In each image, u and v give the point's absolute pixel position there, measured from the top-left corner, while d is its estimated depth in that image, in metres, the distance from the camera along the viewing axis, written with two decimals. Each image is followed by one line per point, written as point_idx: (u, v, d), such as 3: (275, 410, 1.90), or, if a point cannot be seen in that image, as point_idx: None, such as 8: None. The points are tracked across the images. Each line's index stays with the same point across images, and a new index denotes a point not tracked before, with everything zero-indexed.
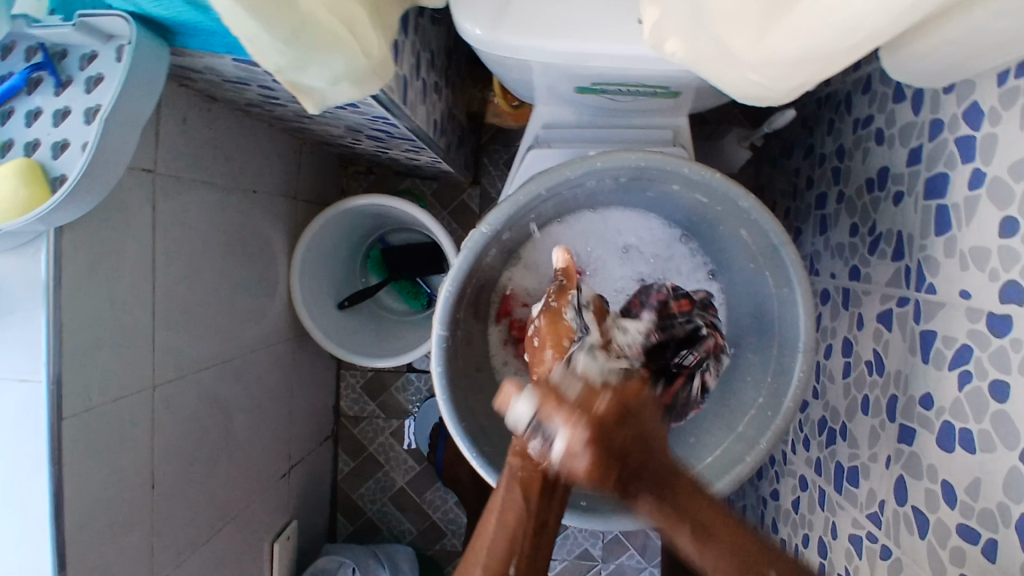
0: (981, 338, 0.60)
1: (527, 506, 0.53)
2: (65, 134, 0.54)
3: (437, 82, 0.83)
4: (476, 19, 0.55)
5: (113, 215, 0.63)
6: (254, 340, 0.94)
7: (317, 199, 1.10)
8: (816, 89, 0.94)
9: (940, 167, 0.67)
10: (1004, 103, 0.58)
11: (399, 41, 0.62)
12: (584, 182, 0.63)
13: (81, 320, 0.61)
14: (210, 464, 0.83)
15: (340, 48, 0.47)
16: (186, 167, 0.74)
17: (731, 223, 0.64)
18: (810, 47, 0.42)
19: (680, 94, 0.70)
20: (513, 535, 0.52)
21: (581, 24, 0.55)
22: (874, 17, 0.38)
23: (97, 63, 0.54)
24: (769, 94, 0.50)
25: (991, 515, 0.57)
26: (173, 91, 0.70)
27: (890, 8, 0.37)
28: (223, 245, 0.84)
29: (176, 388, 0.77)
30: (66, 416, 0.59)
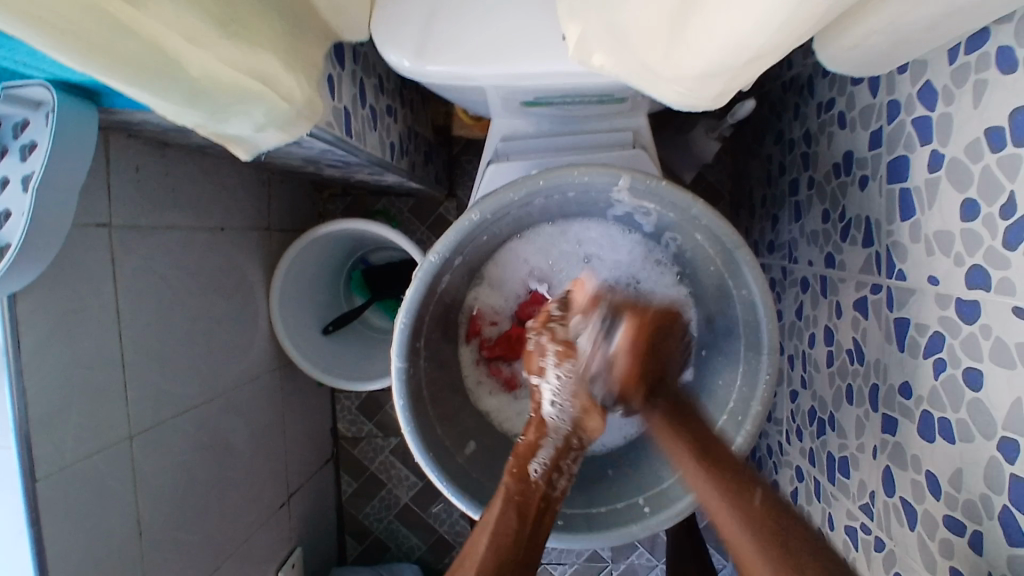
0: (952, 324, 0.58)
1: (517, 523, 0.55)
2: (4, 203, 0.53)
3: (389, 105, 0.82)
4: (401, 51, 0.55)
5: (68, 273, 0.63)
6: (237, 375, 0.94)
7: (292, 226, 1.10)
8: (779, 73, 0.92)
9: (900, 150, 0.65)
10: (955, 82, 0.56)
11: (333, 75, 0.62)
12: (533, 201, 0.62)
13: (47, 382, 0.61)
14: (201, 505, 0.84)
15: (253, 100, 0.46)
16: (144, 215, 0.74)
17: (686, 228, 0.62)
18: (715, 63, 0.41)
19: (627, 99, 0.68)
20: (503, 547, 0.53)
21: (507, 45, 0.54)
22: (764, 35, 0.36)
23: (30, 130, 0.54)
24: (699, 105, 0.48)
25: (975, 506, 0.55)
26: (121, 142, 0.70)
27: (776, 26, 0.35)
28: (194, 286, 0.84)
29: (156, 434, 0.77)
30: (40, 479, 0.60)
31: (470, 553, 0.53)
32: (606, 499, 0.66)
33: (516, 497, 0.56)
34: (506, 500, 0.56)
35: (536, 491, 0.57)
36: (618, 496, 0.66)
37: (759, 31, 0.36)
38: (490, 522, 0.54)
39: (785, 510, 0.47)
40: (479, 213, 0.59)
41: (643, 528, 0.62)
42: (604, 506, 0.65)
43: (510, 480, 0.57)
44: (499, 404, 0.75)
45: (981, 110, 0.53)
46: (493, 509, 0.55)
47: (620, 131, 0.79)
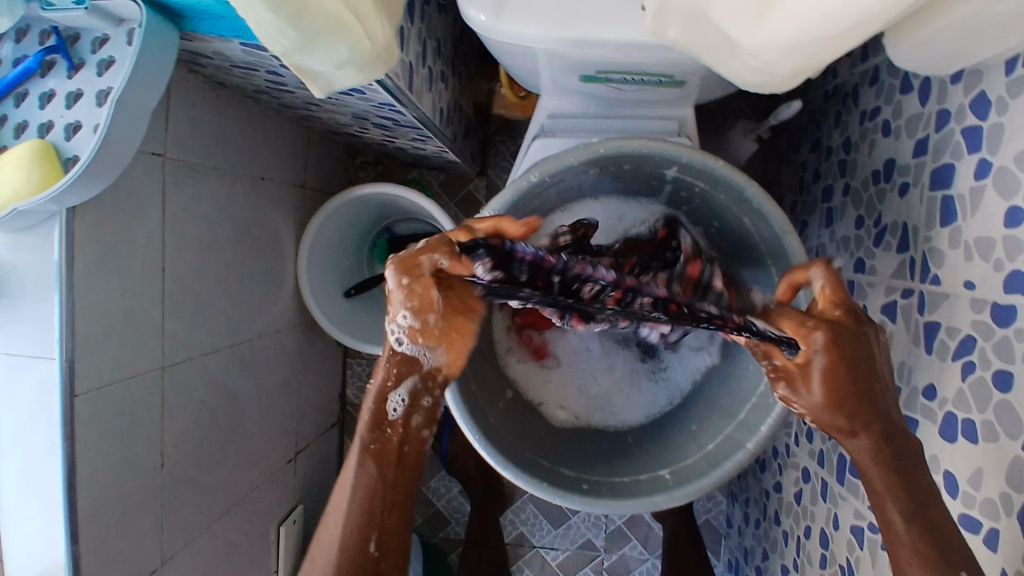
0: (984, 328, 0.59)
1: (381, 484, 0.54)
2: (76, 116, 0.55)
3: (443, 71, 0.83)
4: (481, 6, 0.56)
5: (124, 196, 0.64)
6: (262, 326, 0.95)
7: (325, 187, 1.11)
8: (823, 81, 0.93)
9: (946, 158, 0.67)
10: (1011, 93, 0.58)
11: (405, 27, 0.63)
12: (588, 170, 0.63)
13: (93, 299, 0.62)
14: (219, 447, 0.84)
15: (344, 34, 0.47)
16: (195, 152, 0.75)
17: (734, 213, 0.64)
18: (801, 39, 0.42)
19: (685, 84, 0.70)
20: (368, 518, 0.53)
21: (585, 11, 0.55)
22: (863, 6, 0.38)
23: (109, 46, 0.55)
24: (769, 85, 0.50)
25: (993, 504, 0.57)
26: (184, 77, 0.71)
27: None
28: (232, 231, 0.85)
29: (184, 371, 0.77)
30: (78, 395, 0.60)
31: (330, 525, 0.54)
32: (629, 471, 0.66)
33: (384, 458, 0.54)
34: (377, 465, 0.54)
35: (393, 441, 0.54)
36: (643, 470, 0.66)
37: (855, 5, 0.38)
38: (352, 489, 0.54)
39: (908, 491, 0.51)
40: (538, 174, 0.61)
41: (667, 498, 0.62)
42: (626, 478, 0.65)
43: (373, 443, 0.54)
44: (526, 372, 0.75)
45: None
46: (353, 470, 0.54)
47: (667, 120, 0.81)
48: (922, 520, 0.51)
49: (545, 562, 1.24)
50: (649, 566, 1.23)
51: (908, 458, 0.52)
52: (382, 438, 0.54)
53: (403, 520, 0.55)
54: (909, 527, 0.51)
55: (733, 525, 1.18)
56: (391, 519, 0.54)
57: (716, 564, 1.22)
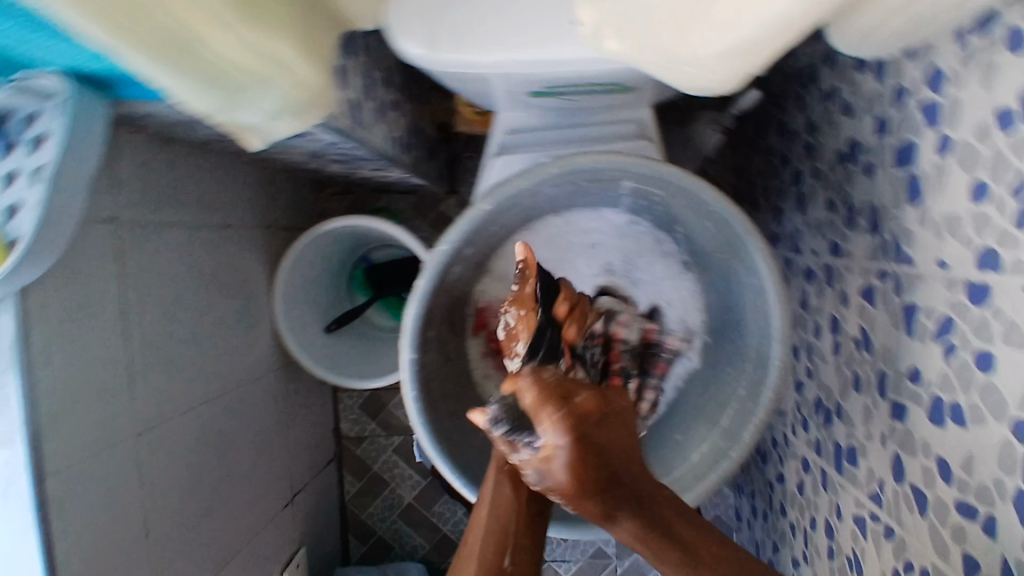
0: (962, 308, 0.58)
1: (514, 499, 0.55)
2: (14, 197, 0.53)
3: (395, 99, 0.82)
4: (415, 38, 0.54)
5: (76, 267, 0.63)
6: (241, 373, 0.93)
7: (294, 223, 1.10)
8: (782, 65, 0.92)
9: (907, 137, 0.65)
10: (962, 66, 0.57)
11: (343, 65, 0.62)
12: (542, 190, 0.62)
13: (54, 377, 0.60)
14: (206, 503, 0.83)
15: (269, 87, 0.46)
16: (150, 210, 0.74)
17: (696, 216, 0.63)
18: (739, 41, 0.41)
19: (635, 89, 0.68)
20: (497, 525, 0.54)
21: (516, 33, 0.54)
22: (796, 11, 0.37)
23: (40, 122, 0.53)
24: (712, 89, 0.49)
25: (987, 489, 0.56)
26: (128, 137, 0.70)
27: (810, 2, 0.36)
28: (198, 283, 0.84)
29: (160, 432, 0.76)
30: (49, 474, 0.59)
31: (472, 533, 0.54)
32: None
33: (508, 469, 0.57)
34: (498, 472, 0.57)
35: (526, 453, 0.58)
36: None
37: (791, 7, 0.37)
38: (488, 498, 0.55)
39: (666, 534, 0.47)
40: (490, 203, 0.60)
41: None
42: None
43: (503, 457, 0.58)
44: None
45: (990, 94, 0.54)
46: (488, 485, 0.56)
47: (627, 123, 0.79)
48: (711, 553, 0.47)
49: None
50: None
51: (647, 482, 0.47)
52: (507, 452, 0.58)
53: (535, 535, 0.55)
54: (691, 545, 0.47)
55: (741, 518, 1.16)
56: (523, 526, 0.54)
57: None
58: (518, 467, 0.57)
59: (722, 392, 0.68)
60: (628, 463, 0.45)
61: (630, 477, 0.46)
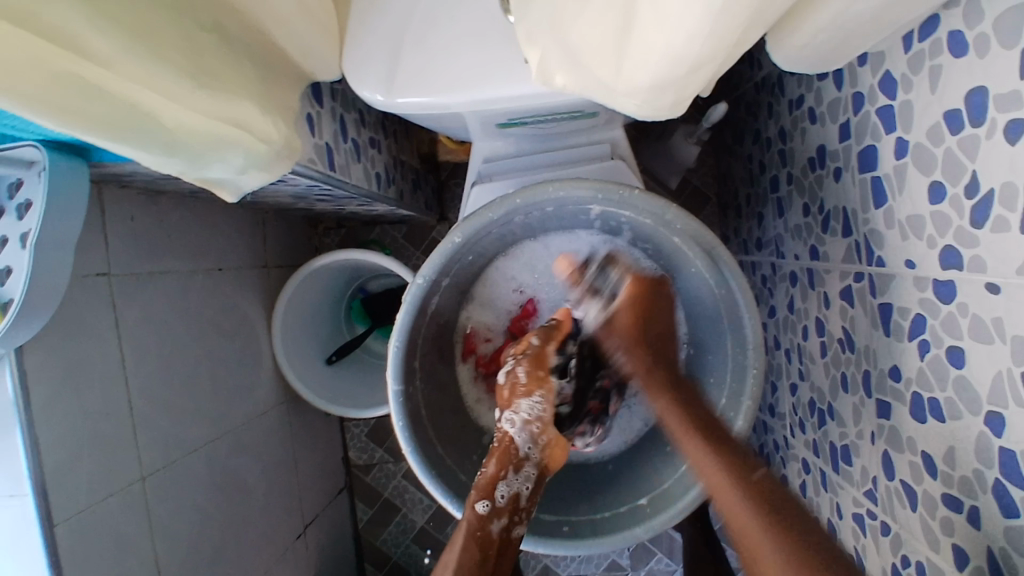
0: (931, 305, 0.59)
1: (479, 564, 0.57)
2: (6, 262, 0.55)
3: (372, 137, 0.84)
4: (374, 85, 0.58)
5: (71, 322, 0.65)
6: (245, 411, 0.95)
7: (289, 261, 1.13)
8: (751, 75, 0.94)
9: (868, 140, 0.67)
10: (912, 69, 0.58)
11: (312, 113, 0.64)
12: (513, 219, 0.65)
13: (57, 428, 0.63)
14: (215, 540, 0.85)
15: (230, 145, 0.49)
16: (143, 261, 0.77)
17: (664, 232, 0.65)
18: (661, 76, 0.43)
19: (598, 113, 0.71)
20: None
21: (470, 74, 0.57)
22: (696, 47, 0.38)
23: (25, 189, 0.56)
24: (661, 114, 0.50)
25: (969, 482, 0.56)
26: (116, 194, 0.73)
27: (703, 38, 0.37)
28: (196, 326, 0.86)
29: (166, 475, 0.78)
30: (57, 524, 0.61)
31: (441, 571, 0.56)
32: (610, 505, 0.69)
33: (478, 536, 0.58)
34: (469, 539, 0.58)
35: (492, 531, 0.59)
36: (621, 502, 0.69)
37: (693, 44, 0.38)
38: (452, 564, 0.56)
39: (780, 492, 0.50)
40: (460, 235, 0.62)
41: (646, 529, 0.65)
42: (608, 512, 0.68)
43: (477, 521, 0.58)
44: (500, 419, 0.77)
45: (939, 96, 0.55)
46: (455, 551, 0.57)
47: (599, 144, 0.80)
48: (778, 495, 0.49)
49: None
50: None
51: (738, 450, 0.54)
52: (481, 520, 0.59)
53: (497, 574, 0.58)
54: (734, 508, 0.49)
55: None
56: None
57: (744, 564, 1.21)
58: (486, 544, 0.58)
59: None
60: (702, 431, 0.55)
61: (736, 449, 0.54)
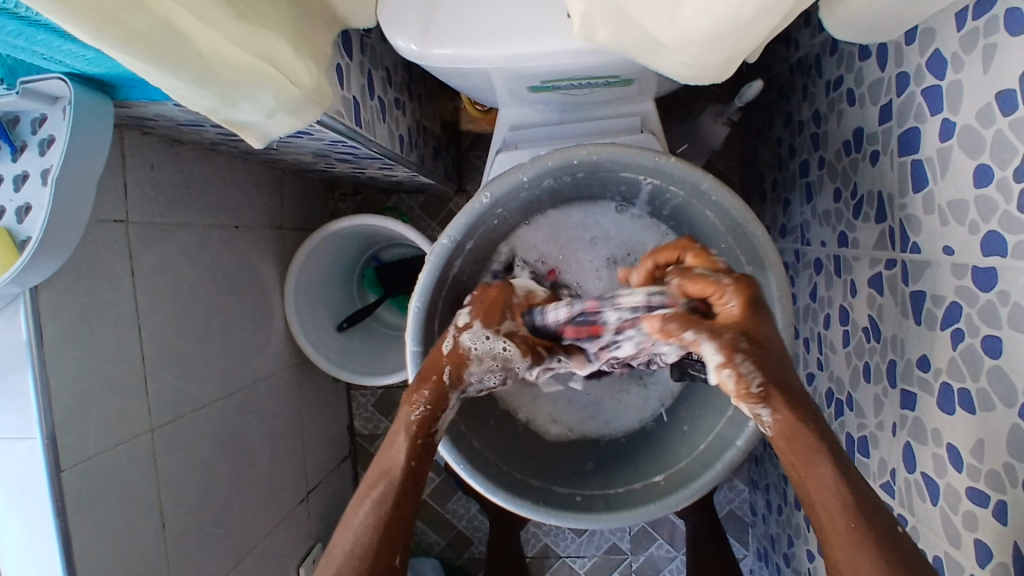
0: (969, 294, 0.57)
1: (416, 483, 0.55)
2: (26, 198, 0.54)
3: (397, 98, 0.83)
4: (408, 36, 0.57)
5: (86, 265, 0.64)
6: (254, 371, 0.95)
7: (306, 224, 1.12)
8: (787, 56, 0.92)
9: (910, 122, 0.65)
10: (963, 48, 0.56)
11: (342, 64, 0.62)
12: (542, 183, 0.64)
13: (69, 373, 0.62)
14: (220, 497, 0.84)
15: (267, 82, 0.48)
16: (161, 212, 0.76)
17: (697, 206, 0.64)
18: (721, 21, 0.41)
19: (634, 80, 0.69)
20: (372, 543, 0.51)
21: (510, 30, 0.56)
22: None
23: (48, 124, 0.55)
24: (705, 77, 0.50)
25: (998, 477, 0.54)
26: (137, 140, 0.71)
27: None
28: (210, 281, 0.85)
29: (175, 429, 0.77)
30: (64, 469, 0.60)
31: (344, 533, 0.53)
32: (623, 481, 0.68)
33: (417, 452, 0.56)
34: (403, 476, 0.54)
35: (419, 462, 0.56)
36: (638, 478, 0.68)
37: None
38: (390, 485, 0.54)
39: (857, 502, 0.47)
40: (489, 195, 0.61)
41: (660, 506, 0.64)
42: (620, 489, 0.67)
43: (409, 453, 0.55)
44: None
45: (991, 76, 0.52)
46: (392, 470, 0.54)
47: (629, 116, 0.78)
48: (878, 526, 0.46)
49: (573, 571, 1.23)
50: (678, 564, 1.21)
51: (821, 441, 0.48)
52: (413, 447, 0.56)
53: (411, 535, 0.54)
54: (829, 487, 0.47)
55: (757, 513, 1.15)
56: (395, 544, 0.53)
57: (746, 555, 1.20)
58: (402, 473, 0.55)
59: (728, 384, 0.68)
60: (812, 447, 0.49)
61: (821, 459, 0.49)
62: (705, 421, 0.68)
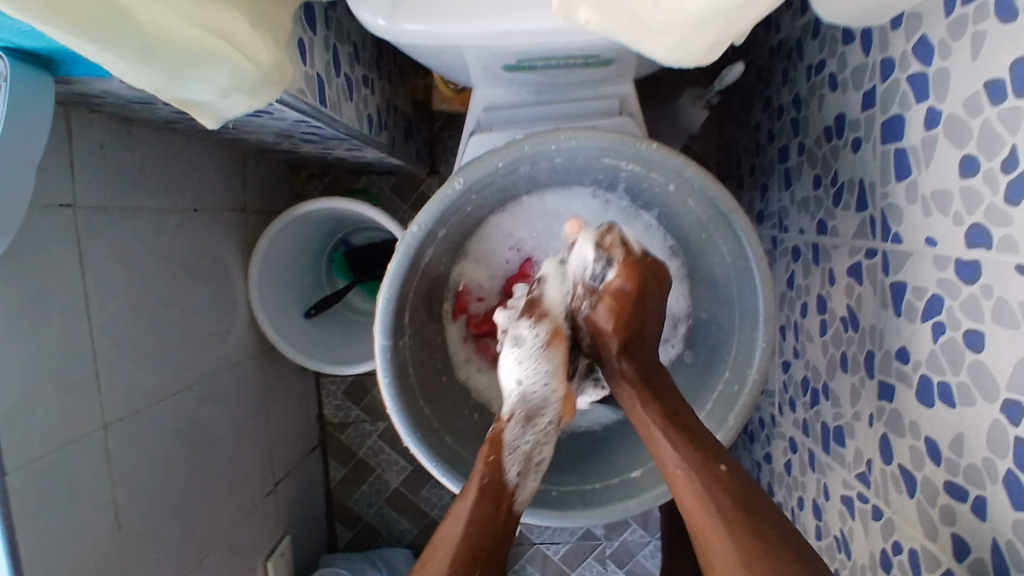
0: (950, 286, 0.56)
1: (491, 520, 0.56)
2: None
3: (365, 76, 0.79)
4: (375, 9, 0.53)
5: (27, 254, 0.60)
6: (216, 361, 0.91)
7: (271, 206, 1.07)
8: (767, 38, 0.90)
9: (894, 109, 0.63)
10: (951, 35, 0.54)
11: (304, 39, 0.59)
12: (519, 169, 0.61)
13: (10, 371, 0.57)
14: (180, 493, 0.81)
15: (214, 58, 0.44)
16: (112, 196, 0.71)
17: (679, 195, 0.63)
18: None
19: (614, 61, 0.66)
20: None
21: (484, 6, 0.53)
22: None
23: None
24: (691, 60, 0.47)
25: (977, 471, 0.54)
26: (84, 118, 0.66)
27: None
28: (167, 269, 0.81)
29: (131, 425, 0.74)
30: (8, 472, 0.57)
31: (438, 553, 0.53)
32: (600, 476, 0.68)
33: (489, 490, 0.57)
34: (481, 494, 0.56)
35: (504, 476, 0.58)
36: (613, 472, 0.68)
37: None
38: (467, 515, 0.55)
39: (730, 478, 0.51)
40: (463, 181, 0.59)
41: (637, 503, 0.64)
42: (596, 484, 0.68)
43: (484, 471, 0.58)
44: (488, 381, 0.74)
45: (980, 64, 0.51)
46: (466, 502, 0.56)
47: (607, 99, 0.75)
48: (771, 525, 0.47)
49: (546, 558, 1.23)
50: (652, 548, 1.21)
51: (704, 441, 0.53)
52: (487, 466, 0.58)
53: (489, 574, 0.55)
54: (699, 523, 0.48)
55: None
56: (484, 560, 0.54)
57: None
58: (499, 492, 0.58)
59: (707, 376, 0.67)
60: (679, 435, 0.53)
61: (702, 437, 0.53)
62: None
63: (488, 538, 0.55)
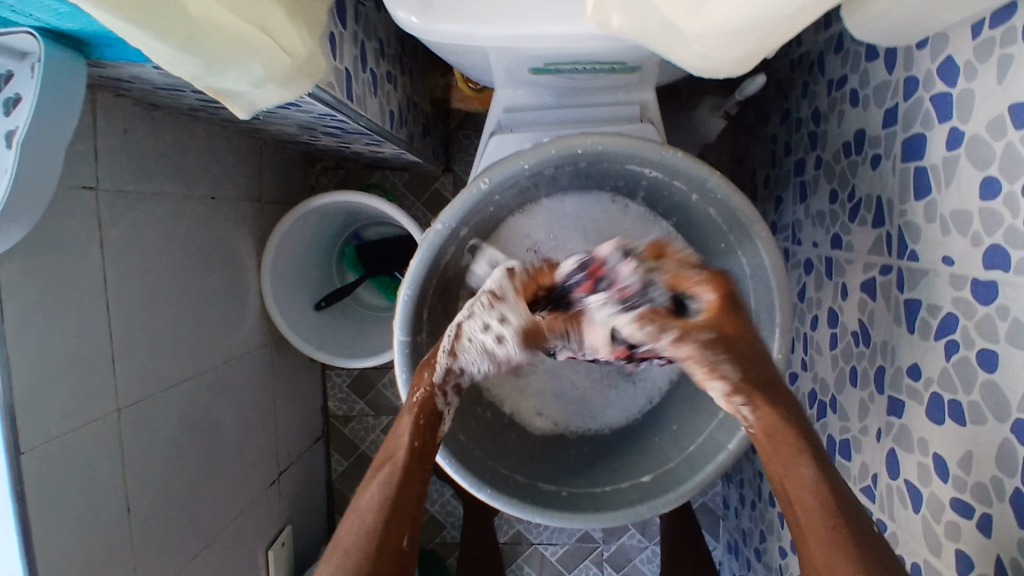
0: (967, 306, 0.56)
1: (417, 483, 0.55)
2: None
3: (389, 72, 0.79)
4: (408, 7, 0.54)
5: (49, 235, 0.60)
6: (226, 349, 0.91)
7: (286, 197, 1.08)
8: (789, 51, 0.90)
9: (916, 128, 0.64)
10: (978, 57, 0.54)
11: (335, 33, 0.59)
12: (542, 171, 0.62)
13: (29, 351, 0.58)
14: (187, 479, 0.81)
15: (253, 48, 0.45)
16: (132, 180, 0.71)
17: (700, 203, 0.63)
18: (757, 11, 0.40)
19: (640, 68, 0.67)
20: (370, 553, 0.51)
21: (517, 9, 0.54)
22: None
23: (14, 82, 0.50)
24: (721, 71, 0.48)
25: (986, 490, 0.54)
26: (110, 102, 0.67)
27: None
28: (183, 256, 0.81)
29: (143, 409, 0.74)
30: (23, 451, 0.57)
31: (354, 517, 0.53)
32: (611, 479, 0.68)
33: (414, 450, 0.56)
34: (410, 458, 0.55)
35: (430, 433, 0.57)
36: (624, 477, 0.68)
37: None
38: (387, 478, 0.54)
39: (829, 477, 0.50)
40: (488, 182, 0.59)
41: (648, 508, 0.64)
42: (607, 487, 0.67)
43: (415, 434, 0.56)
44: None
45: (1005, 87, 0.51)
46: (386, 468, 0.55)
47: (629, 105, 0.76)
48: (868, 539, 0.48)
49: (544, 559, 1.23)
50: (649, 553, 1.21)
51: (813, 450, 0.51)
52: (417, 427, 0.57)
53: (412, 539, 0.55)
54: (817, 529, 0.49)
55: (729, 506, 1.16)
56: (408, 523, 0.54)
57: (715, 546, 1.21)
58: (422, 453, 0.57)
59: None
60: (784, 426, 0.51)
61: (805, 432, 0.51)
62: (695, 422, 0.68)
63: (410, 504, 0.54)
